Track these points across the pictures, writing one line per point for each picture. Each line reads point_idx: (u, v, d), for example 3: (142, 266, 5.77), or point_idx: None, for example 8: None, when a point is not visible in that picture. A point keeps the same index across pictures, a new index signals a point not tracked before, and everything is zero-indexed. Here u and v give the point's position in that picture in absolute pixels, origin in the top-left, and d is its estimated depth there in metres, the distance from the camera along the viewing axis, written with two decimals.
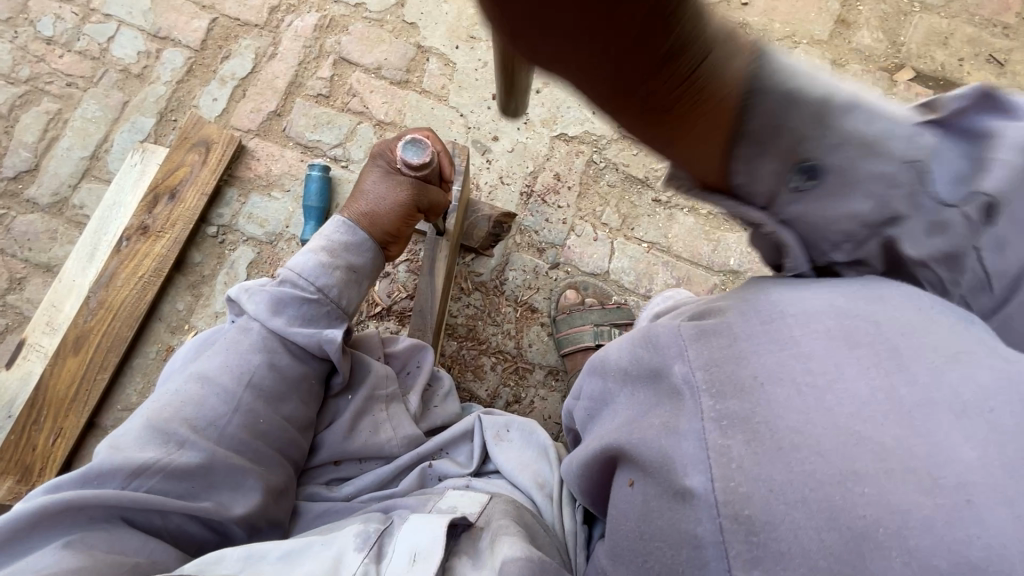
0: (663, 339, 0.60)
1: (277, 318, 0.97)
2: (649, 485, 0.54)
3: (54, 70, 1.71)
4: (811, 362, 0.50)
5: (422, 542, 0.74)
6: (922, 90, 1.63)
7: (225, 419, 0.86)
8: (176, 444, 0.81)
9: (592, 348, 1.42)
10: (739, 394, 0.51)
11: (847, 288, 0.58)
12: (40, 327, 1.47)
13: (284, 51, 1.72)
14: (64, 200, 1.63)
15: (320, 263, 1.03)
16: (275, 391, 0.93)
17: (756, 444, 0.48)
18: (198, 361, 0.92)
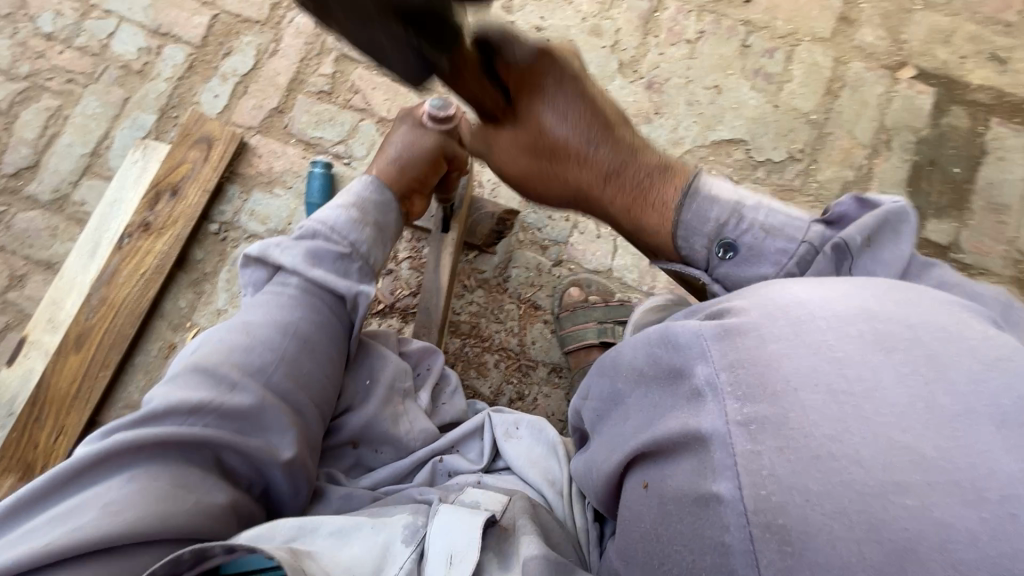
0: (684, 339, 0.62)
1: (315, 269, 1.00)
2: (666, 488, 0.56)
3: (53, 66, 1.70)
4: (846, 367, 0.52)
5: (456, 542, 0.72)
6: (924, 88, 1.63)
7: (272, 367, 0.86)
8: (226, 386, 0.80)
9: (596, 346, 1.42)
10: (770, 400, 0.52)
11: (872, 296, 0.60)
12: (41, 325, 1.46)
13: (286, 48, 1.71)
14: (65, 197, 1.63)
15: (351, 219, 1.07)
16: (315, 343, 0.94)
17: (787, 449, 0.49)
18: (239, 314, 0.94)
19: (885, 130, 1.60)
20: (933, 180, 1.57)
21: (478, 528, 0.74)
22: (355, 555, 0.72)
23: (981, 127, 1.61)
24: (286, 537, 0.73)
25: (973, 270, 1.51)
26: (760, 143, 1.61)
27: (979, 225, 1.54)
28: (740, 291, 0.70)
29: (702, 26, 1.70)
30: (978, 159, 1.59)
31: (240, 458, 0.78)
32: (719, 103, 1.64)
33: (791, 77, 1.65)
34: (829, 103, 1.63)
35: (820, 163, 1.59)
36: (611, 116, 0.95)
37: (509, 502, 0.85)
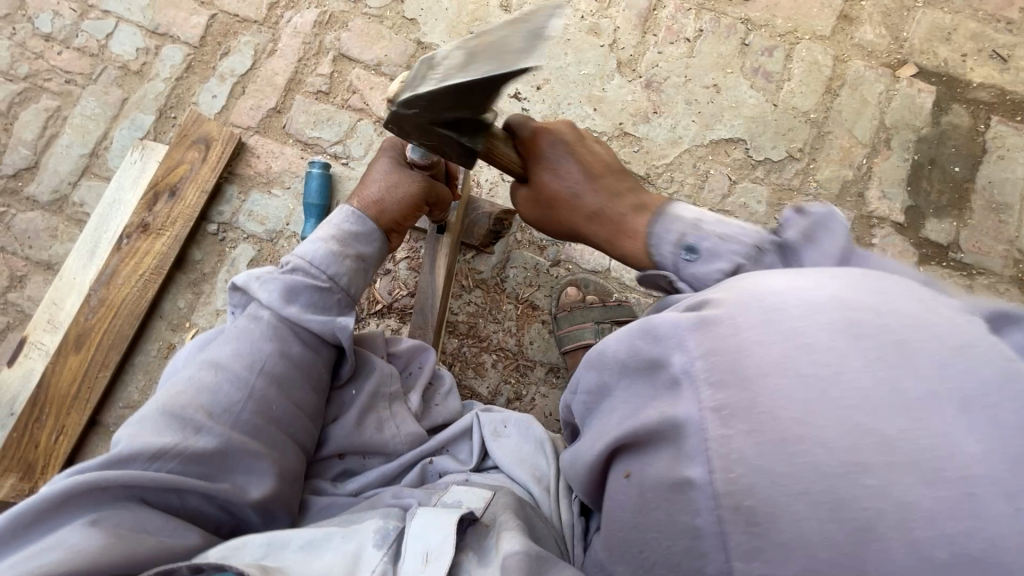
0: (663, 330, 0.59)
1: (291, 306, 0.96)
2: (645, 476, 0.57)
3: (52, 67, 1.70)
4: (815, 353, 0.50)
5: (430, 540, 0.74)
6: (925, 86, 1.62)
7: (239, 407, 0.85)
8: (191, 429, 0.80)
9: (593, 345, 1.42)
10: (739, 385, 0.51)
11: (846, 281, 0.56)
12: (41, 325, 1.47)
13: (284, 47, 1.71)
14: (64, 198, 1.63)
15: (332, 252, 1.01)
16: (286, 378, 0.92)
17: (759, 435, 0.49)
18: (210, 350, 0.92)
19: (885, 129, 1.59)
20: (933, 180, 1.56)
21: (451, 526, 0.77)
22: (328, 562, 0.72)
23: (981, 126, 1.60)
24: (254, 555, 0.72)
25: (972, 270, 1.51)
26: (759, 142, 1.60)
27: (979, 224, 1.54)
28: (730, 280, 0.66)
29: (701, 25, 1.68)
30: (979, 158, 1.58)
31: (203, 501, 0.79)
32: (718, 102, 1.63)
33: (790, 76, 1.64)
34: (829, 102, 1.62)
35: (820, 162, 1.58)
36: (601, 165, 0.96)
37: (490, 500, 0.88)
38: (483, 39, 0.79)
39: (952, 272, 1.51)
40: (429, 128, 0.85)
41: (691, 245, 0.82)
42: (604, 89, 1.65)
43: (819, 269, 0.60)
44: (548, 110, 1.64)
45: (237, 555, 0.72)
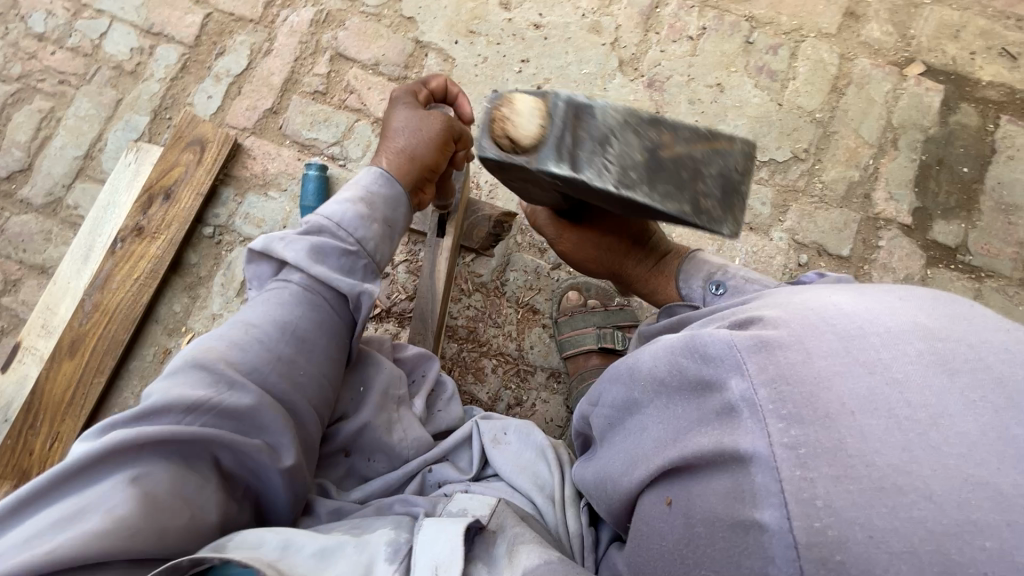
0: (717, 351, 0.60)
1: (318, 266, 0.93)
2: (695, 505, 0.56)
3: (45, 67, 1.68)
4: (906, 391, 0.50)
5: (440, 553, 0.72)
6: (933, 85, 1.59)
7: (268, 368, 0.80)
8: (225, 383, 0.74)
9: (594, 351, 1.40)
10: (822, 422, 0.50)
11: (922, 309, 0.59)
12: (36, 330, 1.45)
13: (280, 47, 1.68)
14: (58, 201, 1.61)
15: (361, 214, 0.98)
16: (313, 344, 0.88)
17: (844, 479, 0.47)
18: (240, 313, 0.88)
19: (892, 129, 1.56)
20: (940, 180, 1.54)
21: (457, 535, 0.74)
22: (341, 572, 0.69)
23: (990, 125, 1.57)
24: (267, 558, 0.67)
25: (981, 273, 1.48)
26: (764, 143, 1.57)
27: (988, 226, 1.51)
28: (777, 299, 0.70)
29: (704, 23, 1.65)
30: (987, 158, 1.55)
31: (239, 461, 0.73)
32: (722, 101, 1.60)
33: (795, 75, 1.61)
34: (835, 101, 1.59)
35: (825, 163, 1.55)
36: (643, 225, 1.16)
37: (496, 506, 0.86)
38: (668, 145, 0.84)
39: (959, 274, 1.49)
40: (539, 180, 0.92)
41: (718, 281, 1.00)
42: (606, 89, 1.63)
43: (886, 292, 0.64)
44: None
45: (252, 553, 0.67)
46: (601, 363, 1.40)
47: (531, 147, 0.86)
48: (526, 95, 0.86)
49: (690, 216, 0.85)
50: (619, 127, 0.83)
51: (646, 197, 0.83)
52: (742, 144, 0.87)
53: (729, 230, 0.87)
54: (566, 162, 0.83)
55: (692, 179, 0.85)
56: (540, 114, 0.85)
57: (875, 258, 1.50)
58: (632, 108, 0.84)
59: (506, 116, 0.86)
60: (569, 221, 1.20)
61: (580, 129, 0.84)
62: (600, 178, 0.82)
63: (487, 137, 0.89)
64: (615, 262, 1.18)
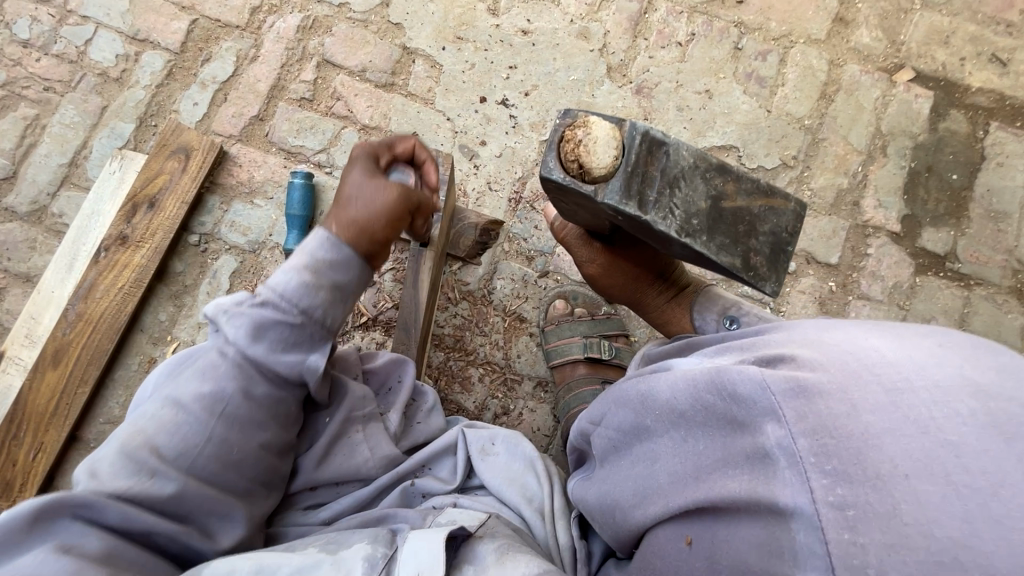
0: (751, 395, 0.59)
1: (257, 345, 0.85)
2: (723, 550, 0.57)
3: (30, 74, 1.67)
4: (964, 456, 0.47)
5: (423, 561, 0.74)
6: (922, 91, 1.58)
7: (197, 451, 0.79)
8: (147, 471, 0.76)
9: (581, 361, 1.40)
10: (869, 484, 0.48)
11: (964, 360, 0.55)
12: (19, 340, 1.44)
13: (266, 53, 1.67)
14: (43, 209, 1.60)
15: (305, 282, 0.87)
16: (251, 420, 0.84)
17: (899, 548, 0.45)
18: (173, 382, 0.84)
19: (881, 136, 1.56)
20: (930, 188, 1.53)
21: (439, 544, 0.75)
22: None
23: (980, 132, 1.56)
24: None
25: (970, 280, 1.48)
26: (753, 150, 1.56)
27: (977, 234, 1.50)
28: (804, 335, 0.69)
29: (693, 29, 1.65)
30: (977, 165, 1.54)
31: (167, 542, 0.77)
32: (710, 108, 1.59)
33: (784, 81, 1.60)
34: (824, 107, 1.58)
35: (813, 170, 1.54)
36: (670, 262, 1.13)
37: (485, 520, 0.86)
38: (731, 196, 0.83)
39: (948, 282, 1.48)
40: (595, 209, 0.87)
41: (733, 319, 1.04)
42: (594, 95, 1.62)
43: (925, 337, 0.61)
44: (537, 117, 1.61)
45: None
46: (588, 373, 1.40)
47: (602, 178, 0.79)
48: (603, 121, 0.79)
49: (738, 270, 0.84)
50: (690, 170, 0.81)
51: (705, 248, 0.82)
52: (796, 205, 0.87)
53: (771, 289, 0.87)
54: (634, 201, 0.79)
55: (748, 229, 0.84)
56: (617, 145, 0.78)
57: (864, 266, 1.49)
58: (705, 151, 0.81)
59: (581, 141, 0.78)
60: (602, 245, 1.15)
61: (651, 165, 0.80)
62: (664, 225, 0.80)
63: (554, 159, 0.81)
64: (637, 292, 1.15)
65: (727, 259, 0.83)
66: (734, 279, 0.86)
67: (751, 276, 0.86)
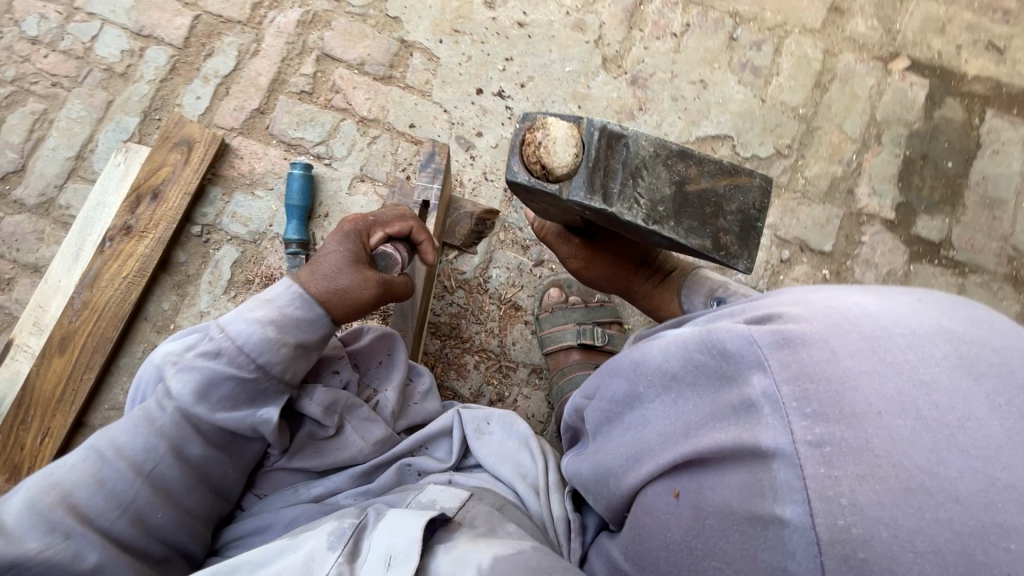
0: (738, 349, 0.59)
1: (208, 395, 0.83)
2: (705, 499, 0.57)
3: (38, 70, 1.71)
4: (935, 393, 0.49)
5: (397, 543, 0.73)
6: (917, 79, 1.58)
7: (117, 515, 0.75)
8: (60, 534, 0.70)
9: (575, 347, 1.41)
10: (848, 422, 0.49)
11: (938, 311, 0.58)
12: (27, 327, 1.47)
13: (267, 48, 1.70)
14: (50, 201, 1.64)
15: (264, 339, 0.86)
16: (184, 485, 0.82)
17: (869, 478, 0.47)
18: (109, 427, 0.80)
19: (876, 124, 1.56)
20: (925, 176, 1.53)
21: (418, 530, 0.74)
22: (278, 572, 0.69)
23: (976, 120, 1.56)
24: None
25: (965, 268, 1.48)
26: (747, 139, 1.57)
27: (972, 221, 1.50)
28: (791, 296, 0.69)
29: (688, 19, 1.66)
30: (972, 153, 1.54)
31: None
32: (705, 98, 1.60)
33: (779, 71, 1.61)
34: (818, 96, 1.58)
35: (808, 159, 1.55)
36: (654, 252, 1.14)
37: (465, 501, 0.86)
38: (695, 179, 0.84)
39: (943, 270, 1.48)
40: (564, 206, 0.87)
41: (720, 298, 1.05)
42: (589, 86, 1.63)
43: (903, 293, 0.63)
44: (532, 109, 1.63)
45: None
46: (582, 359, 1.41)
47: (565, 175, 0.79)
48: (562, 121, 0.79)
49: (710, 251, 0.85)
50: (651, 159, 0.82)
51: (674, 234, 0.83)
52: (761, 180, 0.88)
53: (745, 265, 0.88)
54: (599, 195, 0.79)
55: (716, 209, 0.85)
56: (576, 143, 0.79)
57: (858, 253, 1.49)
58: (664, 139, 0.82)
59: (541, 142, 0.79)
60: (580, 240, 1.14)
61: (612, 159, 0.81)
62: (630, 215, 0.80)
63: (518, 161, 0.80)
64: (623, 281, 1.16)
65: (698, 243, 0.84)
66: (708, 260, 0.87)
67: (721, 256, 0.87)
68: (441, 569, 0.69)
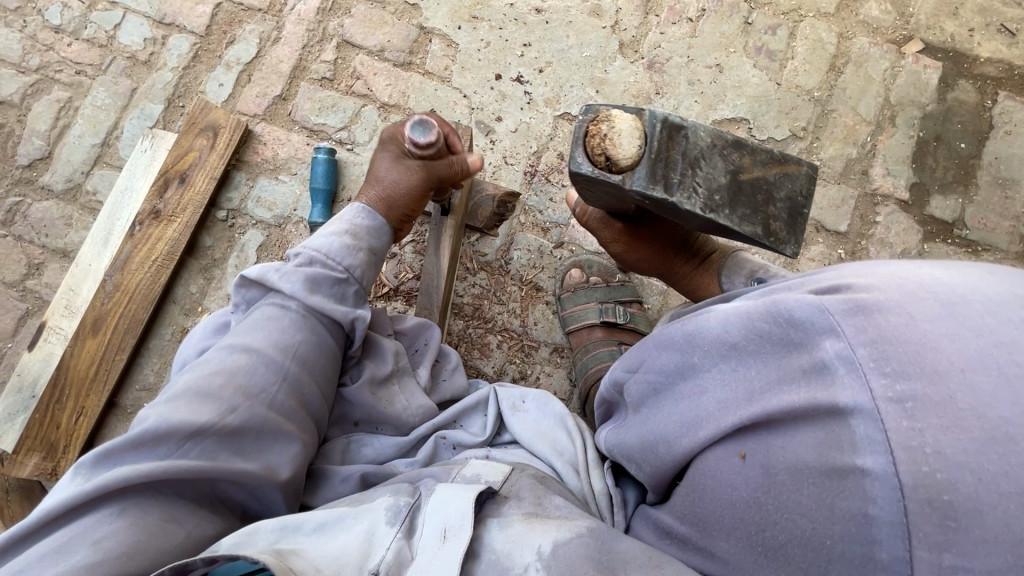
0: (806, 316, 0.60)
1: (315, 296, 0.98)
2: (777, 458, 0.58)
3: (62, 58, 1.73)
4: (1017, 352, 0.48)
5: (449, 517, 0.75)
6: (930, 62, 1.61)
7: (274, 387, 0.85)
8: (227, 406, 0.78)
9: (597, 325, 1.45)
10: (931, 378, 0.49)
11: (1012, 281, 0.56)
12: (59, 310, 1.50)
13: (287, 35, 1.73)
14: (77, 187, 1.67)
15: (345, 244, 1.06)
16: (314, 363, 0.93)
17: (953, 429, 0.47)
18: (236, 335, 0.90)
19: (890, 106, 1.58)
20: (938, 157, 1.56)
21: (468, 506, 0.76)
22: (341, 545, 0.71)
23: (988, 101, 1.59)
24: (268, 541, 0.72)
25: (977, 247, 1.51)
26: (763, 122, 1.59)
27: (985, 201, 1.53)
28: (854, 270, 0.69)
29: (703, 4, 1.68)
30: (985, 134, 1.57)
31: (237, 486, 0.77)
32: (721, 82, 1.62)
33: (794, 54, 1.63)
34: (833, 79, 1.61)
35: (823, 141, 1.58)
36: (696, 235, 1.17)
37: (509, 475, 0.89)
38: (748, 168, 0.87)
39: (956, 249, 1.51)
40: (622, 195, 0.91)
41: (760, 280, 1.06)
42: (607, 71, 1.66)
43: (979, 267, 0.61)
44: (551, 93, 1.65)
45: (249, 542, 0.71)
46: (605, 336, 1.45)
47: (628, 167, 0.83)
48: (626, 114, 0.83)
49: (761, 238, 0.87)
50: (709, 150, 0.85)
51: (728, 220, 0.85)
52: (809, 169, 0.91)
53: (792, 250, 0.89)
54: (660, 185, 0.83)
55: (768, 196, 0.88)
56: (639, 134, 0.82)
57: (873, 233, 1.52)
58: (719, 130, 0.86)
59: (607, 134, 0.83)
60: (623, 224, 1.18)
61: (672, 150, 0.84)
62: (689, 203, 0.83)
63: (582, 152, 0.85)
64: (663, 264, 1.20)
65: (750, 229, 0.86)
66: (758, 247, 0.89)
67: (773, 243, 0.89)
68: (496, 542, 0.73)
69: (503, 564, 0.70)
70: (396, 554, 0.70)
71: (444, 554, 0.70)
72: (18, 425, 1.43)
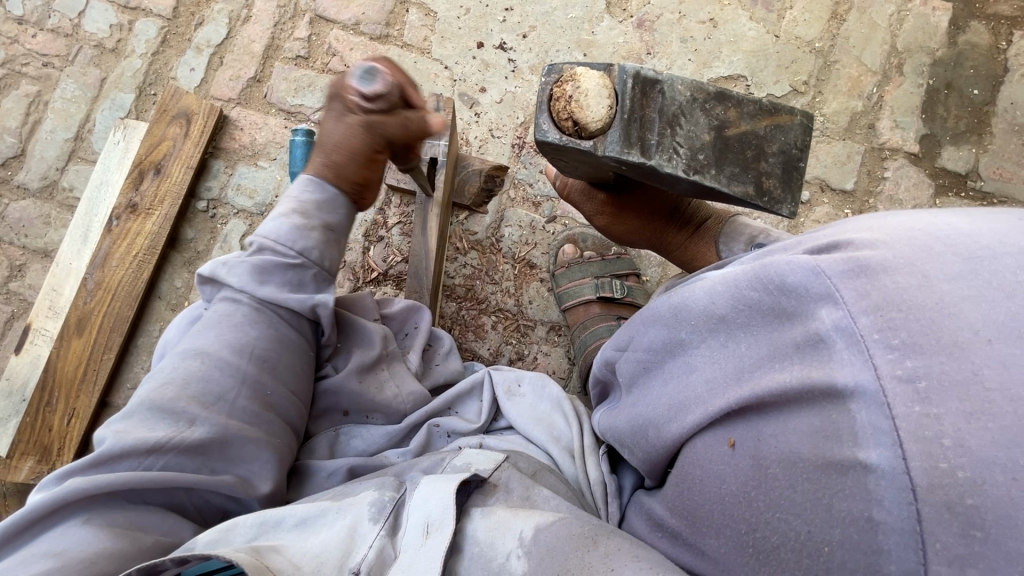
0: (801, 282, 0.54)
1: (265, 288, 0.92)
2: (768, 447, 0.53)
3: (28, 50, 1.67)
4: None
5: (431, 512, 0.70)
6: (940, 4, 1.51)
7: (233, 392, 0.82)
8: (186, 421, 0.77)
9: (593, 301, 1.40)
10: (949, 353, 0.43)
11: None
12: (43, 312, 1.46)
13: (258, 13, 1.65)
14: (53, 183, 1.62)
15: (294, 225, 0.95)
16: (276, 361, 0.89)
17: (979, 415, 0.40)
18: (191, 337, 0.87)
19: (898, 54, 1.49)
20: (949, 106, 1.47)
21: (449, 497, 0.71)
22: (321, 542, 0.67)
23: (1003, 43, 1.48)
24: (245, 537, 0.68)
25: (993, 198, 1.43)
26: (762, 78, 1.51)
27: (1001, 149, 1.45)
28: (861, 224, 0.61)
29: None
30: (1000, 78, 1.47)
31: (210, 494, 0.77)
32: (716, 38, 1.53)
33: (792, 4, 1.54)
34: (835, 28, 1.51)
35: (826, 95, 1.49)
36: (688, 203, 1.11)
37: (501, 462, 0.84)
38: (735, 122, 0.80)
39: (970, 202, 1.43)
40: (598, 162, 0.83)
41: (760, 244, 0.99)
42: (594, 32, 1.56)
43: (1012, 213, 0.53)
44: (536, 60, 1.57)
45: (227, 539, 0.68)
46: (602, 311, 1.40)
47: (599, 131, 0.76)
48: (591, 71, 0.76)
49: (754, 198, 0.81)
50: (688, 104, 0.77)
51: (715, 182, 0.79)
52: (803, 117, 0.84)
53: (789, 210, 0.83)
54: (636, 148, 0.76)
55: (758, 152, 0.81)
56: (609, 93, 0.75)
57: (882, 190, 1.45)
58: (700, 81, 0.78)
59: (572, 96, 0.75)
60: (606, 195, 1.12)
61: (647, 108, 0.77)
62: (670, 167, 0.76)
63: (547, 117, 0.78)
64: (654, 233, 1.14)
65: (738, 189, 0.80)
66: (751, 207, 0.84)
67: (767, 203, 0.82)
68: (477, 532, 0.69)
69: (487, 555, 0.66)
70: (379, 552, 0.67)
71: (426, 550, 0.66)
72: (12, 429, 1.41)
